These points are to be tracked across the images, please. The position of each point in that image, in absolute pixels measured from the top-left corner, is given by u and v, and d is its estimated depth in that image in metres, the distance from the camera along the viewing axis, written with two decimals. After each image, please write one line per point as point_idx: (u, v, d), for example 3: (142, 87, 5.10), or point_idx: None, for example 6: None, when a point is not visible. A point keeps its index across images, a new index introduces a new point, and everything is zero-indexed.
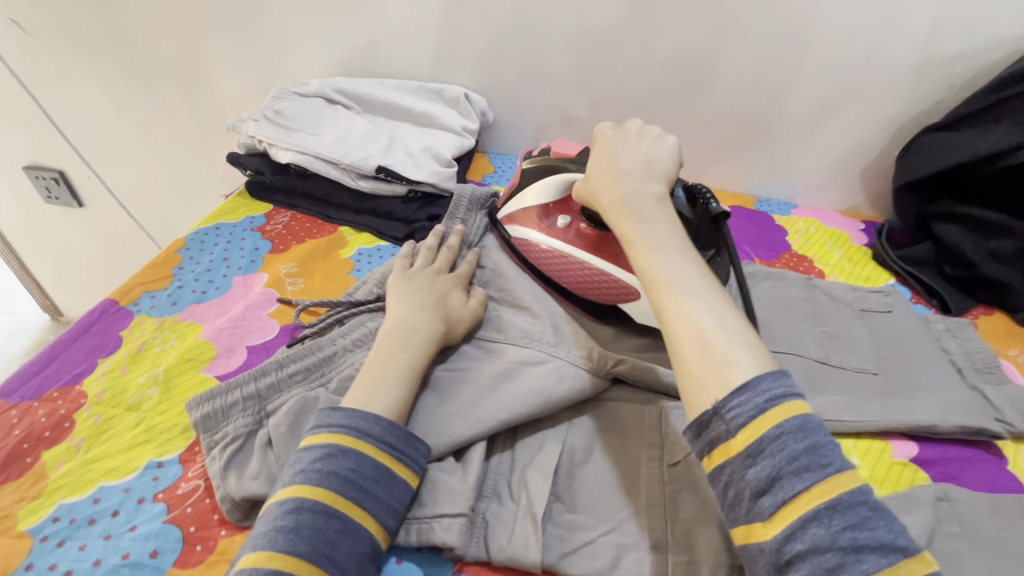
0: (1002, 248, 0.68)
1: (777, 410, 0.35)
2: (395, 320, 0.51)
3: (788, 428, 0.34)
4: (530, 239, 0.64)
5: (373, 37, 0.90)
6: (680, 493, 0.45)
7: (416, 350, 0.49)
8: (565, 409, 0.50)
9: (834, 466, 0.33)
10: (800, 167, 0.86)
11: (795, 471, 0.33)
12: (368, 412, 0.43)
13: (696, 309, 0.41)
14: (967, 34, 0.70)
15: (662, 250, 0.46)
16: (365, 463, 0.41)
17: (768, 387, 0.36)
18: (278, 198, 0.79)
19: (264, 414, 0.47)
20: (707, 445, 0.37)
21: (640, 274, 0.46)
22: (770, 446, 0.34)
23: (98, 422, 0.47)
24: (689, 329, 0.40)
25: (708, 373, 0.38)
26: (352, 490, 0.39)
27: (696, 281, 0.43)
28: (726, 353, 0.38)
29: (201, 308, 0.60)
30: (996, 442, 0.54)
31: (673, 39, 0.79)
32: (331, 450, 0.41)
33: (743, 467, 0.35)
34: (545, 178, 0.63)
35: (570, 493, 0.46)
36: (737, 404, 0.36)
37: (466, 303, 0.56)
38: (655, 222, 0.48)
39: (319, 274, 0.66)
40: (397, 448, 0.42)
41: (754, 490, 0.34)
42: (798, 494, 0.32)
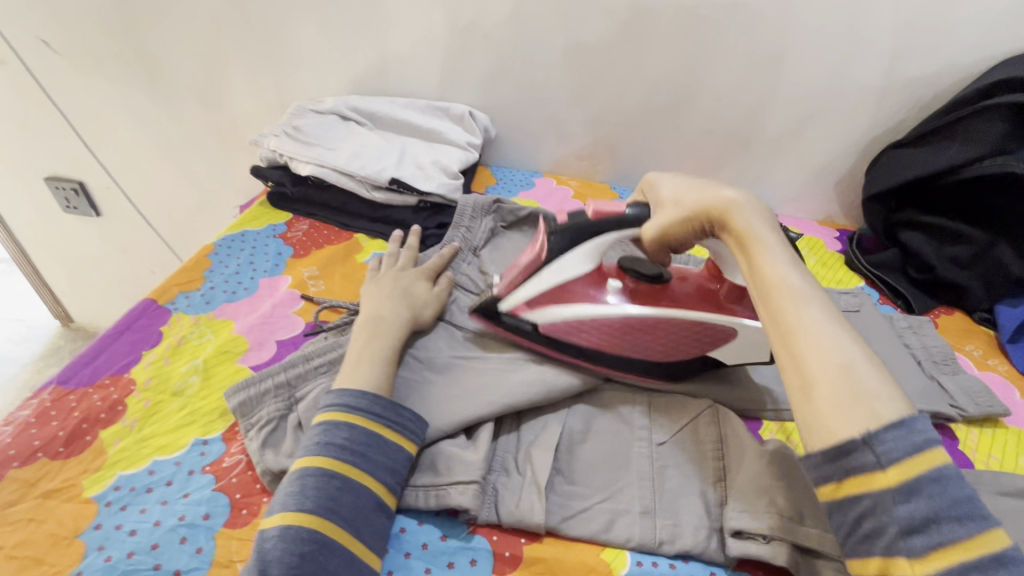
0: (960, 253, 0.75)
1: (934, 452, 0.33)
2: (367, 312, 0.58)
3: (947, 474, 0.33)
4: (586, 317, 0.58)
5: (384, 58, 0.97)
6: (667, 467, 0.51)
7: (388, 334, 0.55)
8: (565, 395, 0.56)
9: (991, 521, 0.31)
10: (779, 180, 0.94)
11: (952, 515, 0.32)
12: (367, 391, 0.49)
13: (836, 331, 0.39)
14: (924, 61, 0.77)
15: (789, 266, 0.43)
16: (357, 431, 0.46)
17: (924, 427, 0.34)
18: (297, 207, 0.86)
19: (293, 400, 0.53)
20: (840, 473, 0.35)
21: (763, 284, 0.43)
22: (928, 487, 0.32)
23: (147, 405, 0.53)
24: (831, 348, 0.38)
25: (855, 401, 0.35)
26: (348, 455, 0.45)
27: (829, 303, 0.41)
28: (874, 383, 0.36)
29: (232, 306, 0.66)
30: (949, 424, 0.60)
31: (661, 63, 0.86)
32: (327, 425, 0.46)
33: (891, 502, 0.33)
34: (587, 245, 0.58)
35: (569, 467, 0.52)
36: (891, 437, 0.34)
37: (430, 290, 0.64)
38: (776, 237, 0.46)
39: (338, 276, 0.72)
40: (383, 417, 0.48)
41: (902, 529, 0.32)
42: (953, 541, 0.31)
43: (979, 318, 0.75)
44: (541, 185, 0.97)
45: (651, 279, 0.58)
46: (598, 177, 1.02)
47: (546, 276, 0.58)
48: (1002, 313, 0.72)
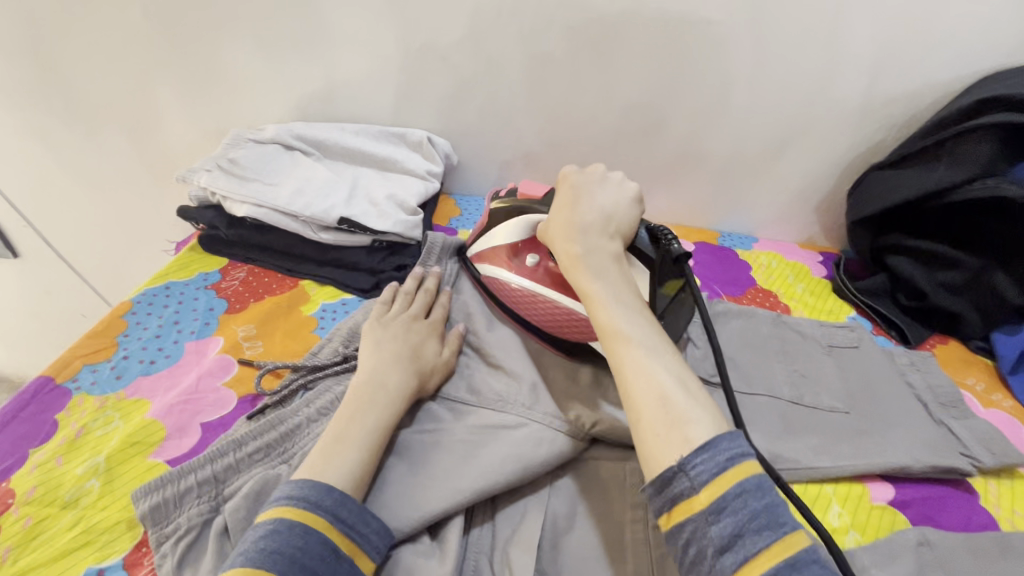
0: (951, 278, 0.71)
1: (737, 468, 0.35)
2: (367, 372, 0.50)
3: (749, 486, 0.34)
4: (496, 278, 0.64)
5: (332, 82, 0.89)
6: (668, 560, 0.44)
7: (387, 410, 0.48)
8: (545, 472, 0.49)
9: (788, 524, 0.34)
10: (758, 203, 0.89)
11: (755, 529, 0.33)
12: (322, 481, 0.40)
13: (654, 364, 0.42)
14: (905, 78, 0.73)
15: (619, 305, 0.47)
16: (313, 540, 0.37)
17: (728, 445, 0.36)
18: (233, 252, 0.75)
19: (221, 500, 0.44)
20: (668, 502, 0.36)
21: (596, 327, 0.46)
22: (733, 502, 0.34)
23: (28, 526, 0.43)
24: (649, 387, 0.40)
25: (669, 428, 0.38)
26: (298, 571, 0.36)
27: (653, 338, 0.44)
28: (686, 411, 0.39)
29: (149, 380, 0.56)
30: (967, 478, 0.55)
31: (632, 84, 0.80)
32: (277, 526, 0.38)
33: (707, 523, 0.34)
34: (516, 219, 0.62)
35: (555, 566, 0.44)
36: (699, 461, 0.36)
37: (440, 353, 0.57)
38: (610, 277, 0.49)
39: (280, 334, 0.63)
40: (345, 522, 0.39)
41: (716, 548, 0.33)
42: (756, 554, 0.32)
43: (975, 346, 0.72)
44: None
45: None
46: None
47: (488, 237, 0.66)
48: (999, 342, 0.68)
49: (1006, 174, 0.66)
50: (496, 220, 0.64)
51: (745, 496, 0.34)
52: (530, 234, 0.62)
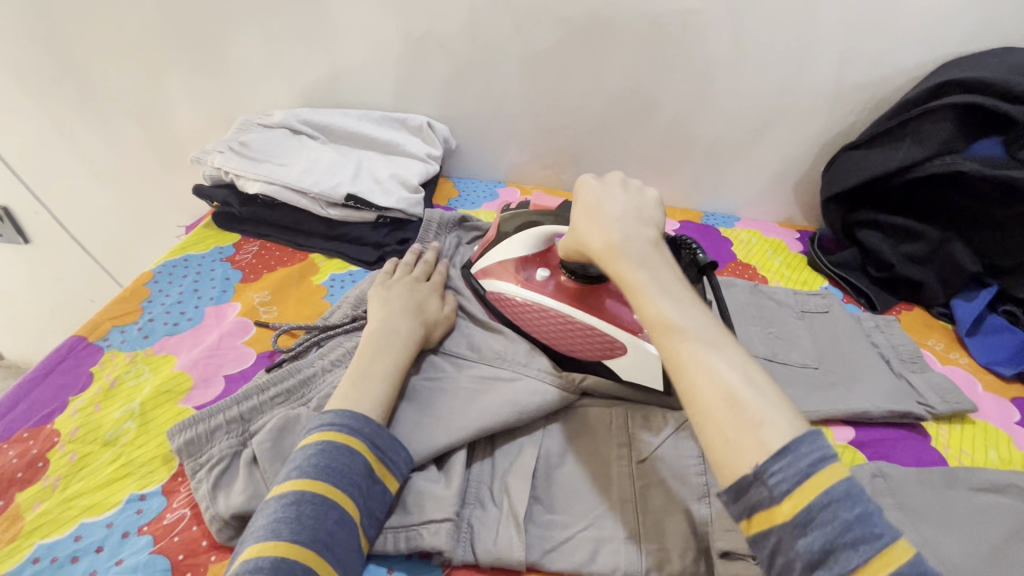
0: (914, 250, 0.76)
1: (823, 473, 0.34)
2: (379, 323, 0.55)
3: (836, 495, 0.33)
4: (508, 294, 0.64)
5: (336, 70, 0.93)
6: (650, 486, 0.49)
7: (399, 351, 0.53)
8: (539, 416, 0.54)
9: (886, 534, 0.32)
10: (740, 184, 0.95)
11: (848, 543, 0.32)
12: (358, 412, 0.45)
13: (716, 361, 0.39)
14: (874, 64, 0.79)
15: (669, 297, 0.44)
16: (359, 461, 0.42)
17: (809, 448, 0.34)
18: (245, 228, 0.80)
19: (248, 435, 0.48)
20: (747, 510, 0.35)
21: (647, 323, 0.44)
22: (820, 514, 0.33)
23: (73, 459, 0.48)
24: (713, 385, 0.38)
25: (742, 433, 0.36)
26: (346, 484, 0.41)
27: (710, 331, 0.42)
28: (756, 410, 0.37)
29: (174, 339, 0.60)
30: (921, 423, 0.60)
31: (620, 70, 0.85)
32: (325, 447, 0.42)
33: (792, 536, 0.33)
34: (526, 233, 0.64)
35: (549, 494, 0.49)
36: (779, 470, 0.34)
37: (442, 309, 0.62)
38: (654, 267, 0.47)
39: (293, 301, 0.68)
40: (381, 449, 0.45)
41: (806, 563, 0.33)
42: (854, 568, 0.31)
43: (937, 312, 0.77)
44: (505, 197, 0.96)
45: (585, 278, 0.61)
46: (562, 185, 1.01)
47: (497, 252, 0.67)
48: (957, 308, 0.75)
49: (963, 151, 0.71)
50: (506, 234, 0.66)
51: (833, 506, 0.33)
52: (542, 248, 0.65)
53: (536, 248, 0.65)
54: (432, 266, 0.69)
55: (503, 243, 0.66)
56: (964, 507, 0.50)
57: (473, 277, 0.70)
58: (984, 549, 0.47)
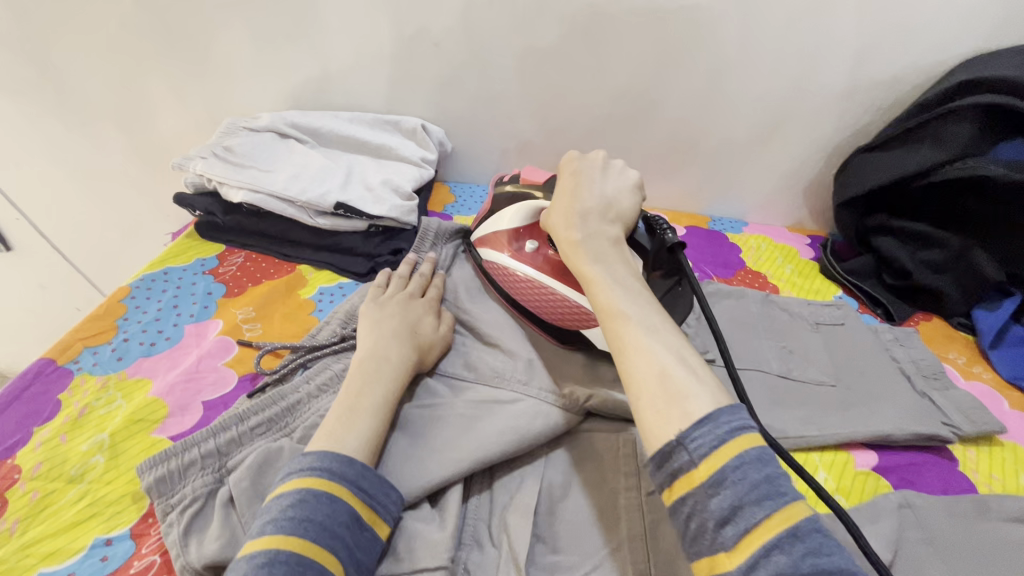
0: (933, 257, 0.73)
1: (738, 440, 0.33)
2: (369, 348, 0.51)
3: (748, 458, 0.33)
4: (496, 262, 0.64)
5: (325, 70, 0.89)
6: (661, 523, 0.45)
7: (390, 380, 0.49)
8: (541, 444, 0.50)
9: (790, 494, 0.32)
10: (747, 188, 0.91)
11: (754, 500, 0.31)
12: (344, 453, 0.42)
13: (652, 340, 0.40)
14: (890, 62, 0.75)
15: (618, 286, 0.46)
16: (340, 509, 0.39)
17: (729, 418, 0.34)
18: (230, 238, 0.76)
19: (225, 471, 0.45)
20: (668, 477, 0.35)
21: (596, 309, 0.45)
22: (731, 475, 0.32)
23: (35, 499, 0.44)
24: (647, 361, 0.39)
25: (666, 403, 0.36)
26: (328, 538, 0.37)
27: (652, 316, 0.43)
28: (685, 385, 0.37)
29: (150, 362, 0.57)
30: (947, 445, 0.57)
31: (623, 70, 0.81)
32: (302, 496, 0.38)
33: (706, 497, 0.33)
34: (517, 204, 0.63)
35: (552, 531, 0.45)
36: (697, 435, 0.34)
37: (437, 329, 0.58)
38: (610, 263, 0.49)
39: (278, 317, 0.64)
40: (367, 494, 0.41)
41: (716, 521, 0.32)
42: (758, 524, 0.31)
43: (957, 322, 0.74)
44: None
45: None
46: None
47: (490, 222, 0.66)
48: (980, 318, 0.71)
49: (987, 154, 0.67)
50: (500, 204, 0.65)
51: (743, 468, 0.32)
52: (531, 221, 0.62)
53: (526, 220, 0.63)
54: (428, 279, 0.65)
55: (496, 214, 0.66)
56: (998, 541, 0.47)
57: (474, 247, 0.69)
58: None
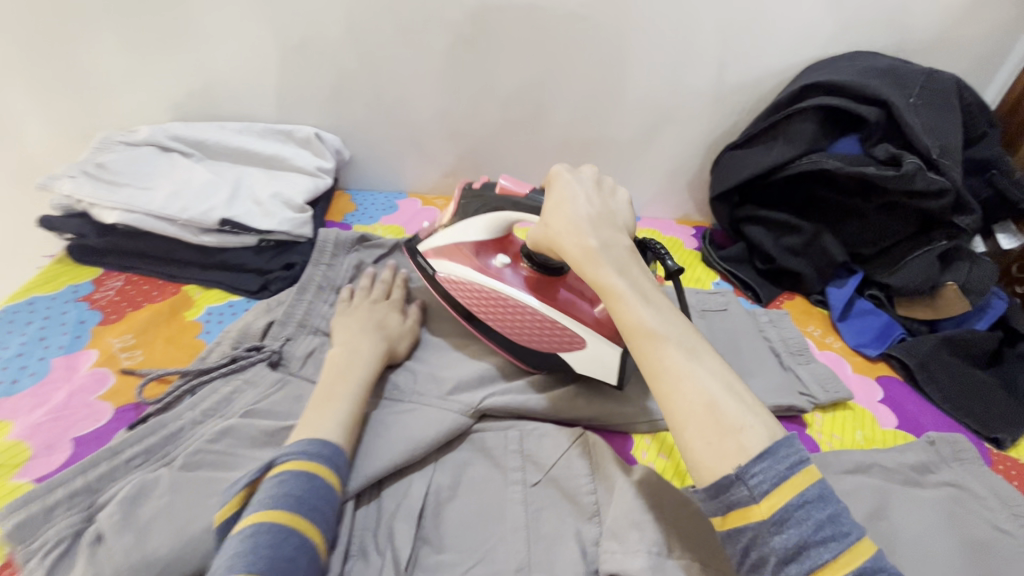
0: (794, 242, 0.81)
1: (797, 476, 0.36)
2: (342, 345, 0.56)
3: (810, 497, 0.36)
4: (463, 277, 0.62)
5: (208, 78, 0.86)
6: (542, 510, 0.49)
7: (362, 372, 0.54)
8: (432, 449, 0.52)
9: (853, 533, 0.35)
10: (638, 184, 0.97)
11: (819, 540, 0.34)
12: (320, 438, 0.46)
13: (696, 368, 0.42)
14: (747, 68, 0.83)
15: (649, 306, 0.47)
16: (318, 484, 0.42)
17: (787, 454, 0.37)
18: (107, 261, 0.72)
19: (94, 509, 0.44)
20: (724, 506, 0.38)
21: (628, 330, 0.46)
22: (795, 514, 0.35)
23: None
24: (697, 392, 0.41)
25: (721, 437, 0.39)
26: (305, 510, 0.40)
27: (688, 340, 0.45)
28: (736, 416, 0.39)
29: (12, 401, 0.53)
30: (804, 414, 0.64)
31: (511, 75, 0.84)
32: (283, 476, 0.42)
33: (768, 532, 0.36)
34: (489, 217, 0.61)
35: (438, 533, 0.47)
36: (760, 471, 0.37)
37: (404, 323, 0.63)
38: (631, 274, 0.49)
39: (161, 342, 0.62)
40: (339, 472, 0.45)
41: (780, 557, 0.35)
42: (822, 564, 0.34)
43: (815, 299, 0.82)
44: (405, 208, 0.93)
45: (543, 267, 0.61)
46: None
47: (453, 232, 0.64)
48: (832, 295, 0.80)
49: (827, 149, 0.77)
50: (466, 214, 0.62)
51: (806, 507, 0.35)
52: (502, 235, 0.63)
53: (496, 233, 0.63)
54: (391, 284, 0.67)
55: (459, 225, 0.63)
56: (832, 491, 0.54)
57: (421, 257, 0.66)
58: None
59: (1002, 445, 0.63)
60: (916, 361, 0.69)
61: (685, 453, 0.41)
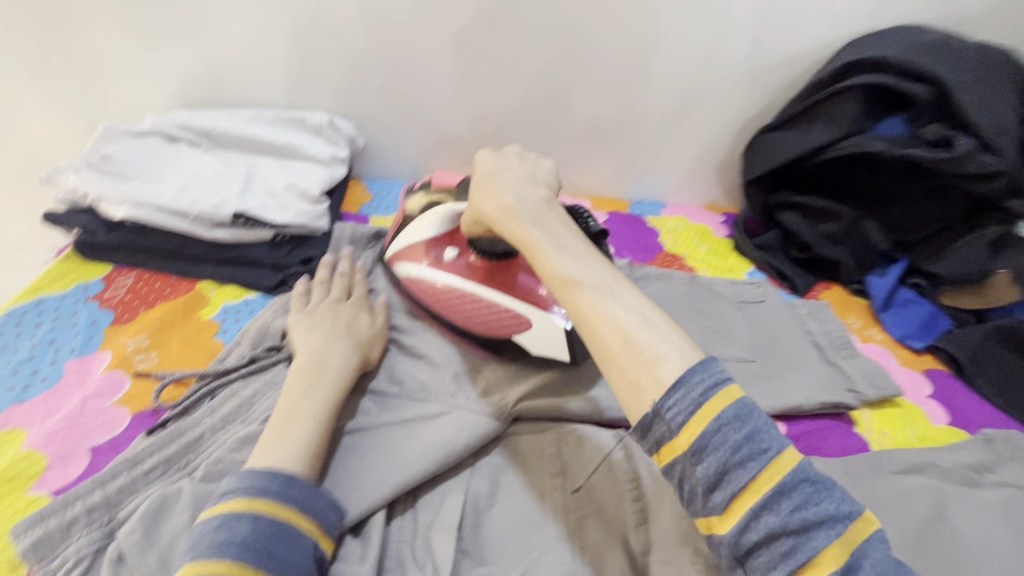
0: (831, 229, 0.77)
1: (714, 400, 0.33)
2: (306, 354, 0.51)
3: (726, 419, 0.33)
4: (421, 279, 0.60)
5: (214, 64, 0.81)
6: (586, 518, 0.46)
7: (329, 385, 0.48)
8: (467, 454, 0.49)
9: (772, 448, 0.32)
10: (665, 171, 0.92)
11: (738, 462, 0.32)
12: (269, 467, 0.41)
13: (610, 305, 0.38)
14: (783, 44, 0.78)
15: (564, 251, 0.42)
16: (264, 523, 0.38)
17: (701, 378, 0.34)
18: (117, 257, 0.69)
19: (115, 524, 0.41)
20: (654, 445, 0.35)
21: (546, 280, 0.42)
22: (713, 440, 0.33)
23: None
24: (612, 330, 0.37)
25: (640, 372, 0.35)
26: (250, 555, 0.36)
27: (604, 276, 0.40)
28: (652, 348, 0.36)
29: (25, 408, 0.51)
30: (850, 412, 0.61)
31: (532, 56, 0.80)
32: (224, 520, 0.38)
33: (692, 464, 0.33)
34: (432, 213, 0.60)
35: (478, 544, 0.45)
36: (674, 403, 0.34)
37: (373, 322, 0.58)
38: (547, 221, 0.45)
39: (176, 343, 0.59)
40: (296, 501, 0.40)
41: (705, 486, 0.33)
42: (744, 485, 0.32)
43: (853, 289, 0.79)
44: None
45: (492, 255, 0.58)
46: None
47: (406, 234, 0.62)
48: (872, 283, 0.76)
49: (870, 131, 0.72)
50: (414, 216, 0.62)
51: (722, 430, 0.33)
52: (450, 228, 0.60)
53: (444, 227, 0.60)
54: (351, 277, 0.62)
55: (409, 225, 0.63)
56: (889, 493, 0.51)
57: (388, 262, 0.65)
58: (910, 537, 0.48)
59: None
60: (966, 354, 0.66)
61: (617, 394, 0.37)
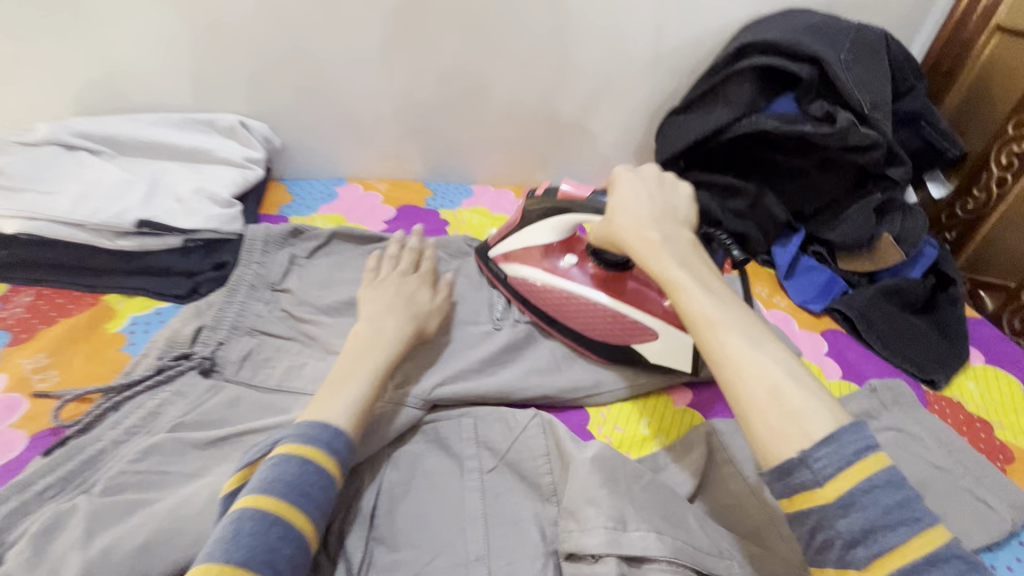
0: (738, 205, 0.80)
1: (866, 460, 0.33)
2: (365, 321, 0.54)
3: (878, 482, 0.33)
4: (532, 280, 0.63)
5: (111, 66, 0.78)
6: (500, 495, 0.48)
7: (385, 352, 0.51)
8: (384, 445, 0.50)
9: (925, 519, 0.32)
10: (586, 158, 0.95)
11: (886, 524, 0.32)
12: (318, 420, 0.43)
13: (758, 353, 0.38)
14: (683, 29, 0.81)
15: (706, 290, 0.42)
16: (314, 468, 0.40)
17: (854, 437, 0.34)
18: (11, 274, 0.64)
19: (5, 547, 0.40)
20: (788, 489, 0.35)
21: (683, 317, 0.42)
22: (862, 498, 0.33)
23: None
24: (757, 377, 0.37)
25: (784, 422, 0.35)
26: (296, 495, 0.38)
27: (749, 323, 0.40)
28: (801, 402, 0.36)
29: None
30: None
31: (445, 48, 0.80)
32: (283, 458, 0.40)
33: (833, 516, 0.33)
34: (552, 220, 0.61)
35: (393, 530, 0.46)
36: (824, 454, 0.34)
37: (433, 298, 0.60)
38: (691, 261, 0.45)
39: (80, 359, 0.57)
40: (340, 453, 0.43)
41: (846, 541, 0.33)
42: (891, 548, 0.31)
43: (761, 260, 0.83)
44: (346, 196, 0.88)
45: (611, 265, 0.61)
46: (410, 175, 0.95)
47: (520, 236, 0.65)
48: (777, 254, 0.81)
49: (765, 109, 0.76)
50: (530, 220, 0.63)
51: (874, 492, 0.33)
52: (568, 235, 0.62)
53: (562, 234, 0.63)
54: (418, 252, 0.64)
55: (523, 228, 0.64)
56: None
57: (493, 262, 0.67)
58: None
59: (937, 386, 0.67)
60: (858, 314, 0.72)
61: (749, 437, 0.37)
